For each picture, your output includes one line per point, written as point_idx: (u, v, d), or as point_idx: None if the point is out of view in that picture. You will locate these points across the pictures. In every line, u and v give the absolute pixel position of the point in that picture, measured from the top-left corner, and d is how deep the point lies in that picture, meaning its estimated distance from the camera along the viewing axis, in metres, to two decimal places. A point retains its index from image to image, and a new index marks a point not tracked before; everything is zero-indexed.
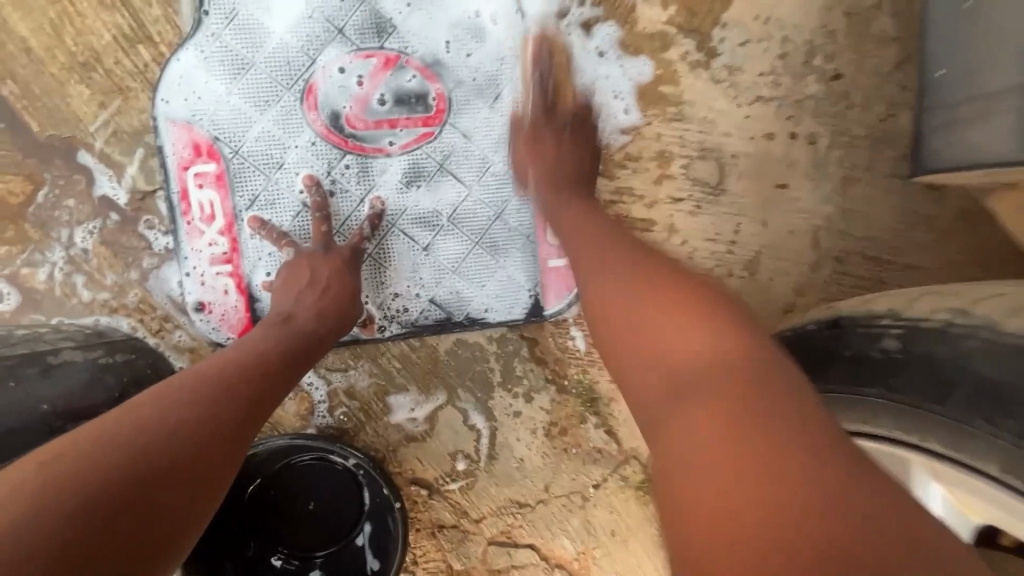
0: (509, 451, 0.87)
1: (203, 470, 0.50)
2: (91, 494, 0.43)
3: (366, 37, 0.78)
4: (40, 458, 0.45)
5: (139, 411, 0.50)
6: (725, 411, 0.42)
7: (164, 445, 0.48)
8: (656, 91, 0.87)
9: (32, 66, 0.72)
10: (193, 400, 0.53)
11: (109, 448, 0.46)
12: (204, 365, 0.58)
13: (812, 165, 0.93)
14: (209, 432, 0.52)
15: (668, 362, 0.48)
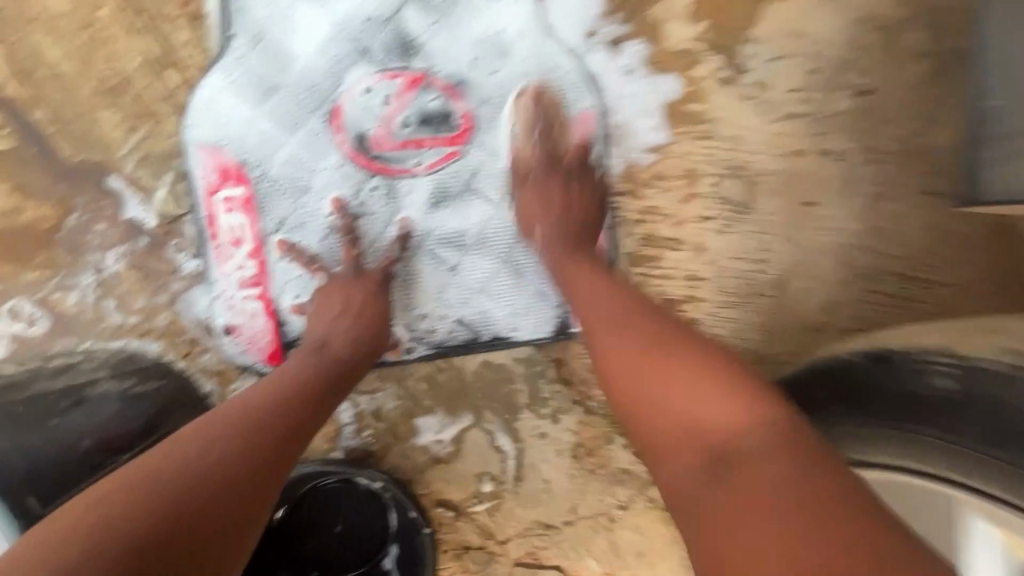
0: (536, 473, 0.87)
1: (242, 506, 0.49)
2: (138, 533, 0.43)
3: (391, 57, 0.77)
4: (88, 500, 0.45)
5: (183, 449, 0.50)
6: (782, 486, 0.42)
7: (205, 482, 0.48)
8: (685, 109, 0.86)
9: (63, 91, 0.72)
10: (232, 433, 0.53)
11: (154, 490, 0.46)
12: (242, 396, 0.58)
13: (842, 182, 0.91)
14: (250, 469, 0.51)
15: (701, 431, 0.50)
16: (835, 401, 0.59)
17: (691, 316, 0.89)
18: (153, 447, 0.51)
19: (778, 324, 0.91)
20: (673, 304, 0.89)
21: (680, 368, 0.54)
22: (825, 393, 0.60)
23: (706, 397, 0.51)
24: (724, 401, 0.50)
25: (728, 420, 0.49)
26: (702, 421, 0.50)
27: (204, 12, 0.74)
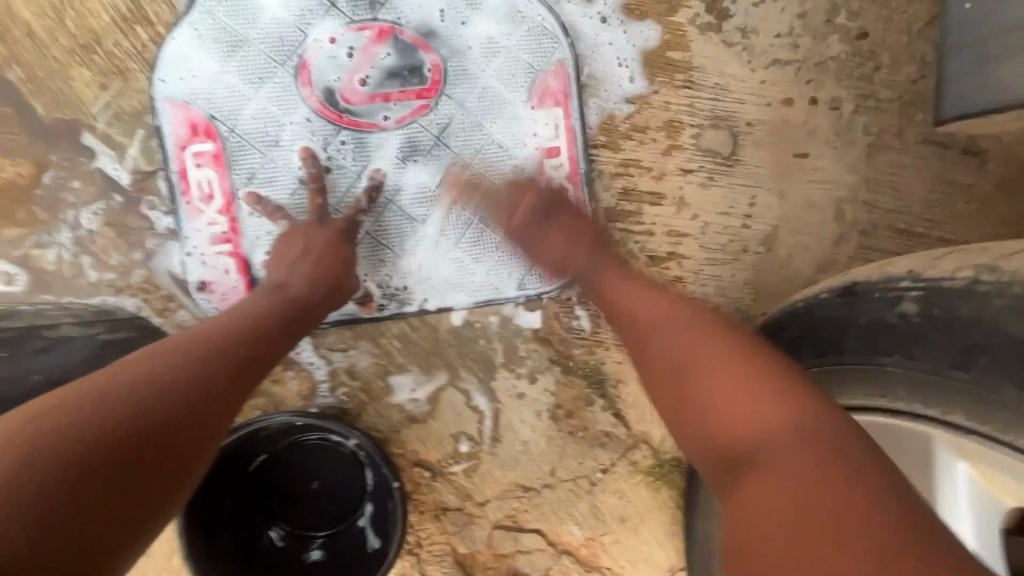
0: (514, 434, 0.85)
1: (190, 431, 0.50)
2: (77, 452, 0.43)
3: (358, 9, 0.76)
4: (20, 416, 0.44)
5: (126, 373, 0.49)
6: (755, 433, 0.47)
7: (150, 405, 0.48)
8: (664, 57, 0.83)
9: (37, 50, 0.74)
10: (179, 362, 0.52)
11: (95, 411, 0.45)
12: (191, 329, 0.58)
13: (834, 132, 0.87)
14: (197, 396, 0.51)
15: (706, 420, 0.51)
16: (807, 344, 0.56)
17: (673, 274, 0.86)
18: (95, 370, 0.50)
19: (766, 282, 0.87)
20: (654, 262, 0.85)
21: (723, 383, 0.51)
22: (796, 334, 0.58)
23: (717, 394, 0.51)
24: (751, 402, 0.48)
25: (749, 421, 0.48)
26: (731, 432, 0.48)
27: None
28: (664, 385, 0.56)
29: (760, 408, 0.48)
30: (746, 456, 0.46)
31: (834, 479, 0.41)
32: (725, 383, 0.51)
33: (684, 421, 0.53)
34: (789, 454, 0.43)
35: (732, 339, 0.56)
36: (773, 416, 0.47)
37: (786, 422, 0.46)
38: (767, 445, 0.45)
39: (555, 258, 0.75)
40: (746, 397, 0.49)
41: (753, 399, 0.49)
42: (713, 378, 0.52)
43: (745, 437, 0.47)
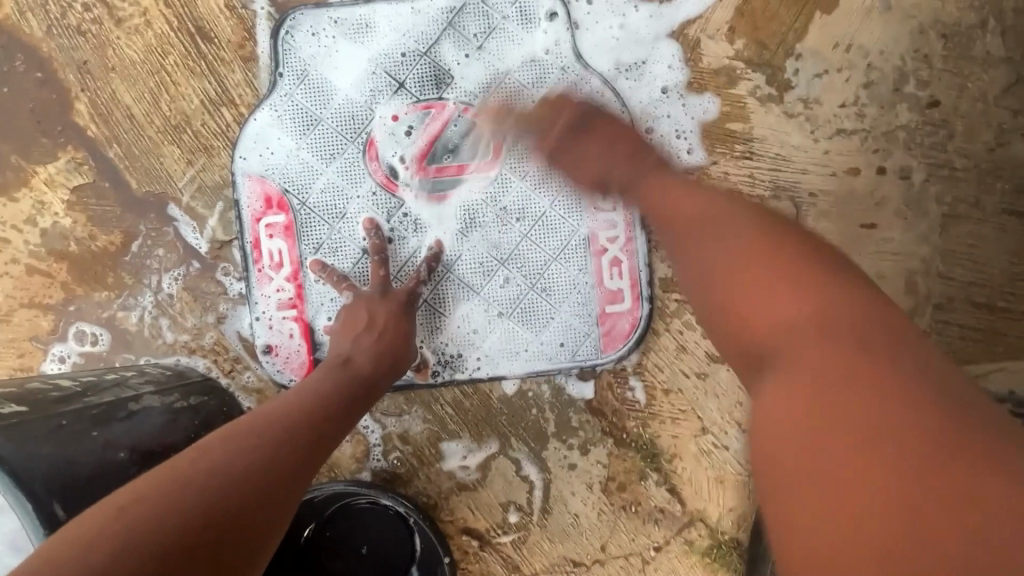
0: (564, 506, 0.84)
1: (263, 520, 0.50)
2: (163, 541, 0.43)
3: (424, 88, 0.80)
4: (109, 511, 0.45)
5: (207, 457, 0.51)
6: (787, 324, 0.46)
7: (228, 494, 0.49)
8: (723, 128, 0.83)
9: (134, 130, 0.80)
10: (253, 444, 0.54)
11: (181, 496, 0.47)
12: (260, 410, 0.59)
13: (905, 203, 0.83)
14: (270, 479, 0.52)
15: (753, 325, 0.48)
16: None
17: None
18: (172, 458, 0.51)
19: None
20: None
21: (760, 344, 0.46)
22: None
23: (774, 299, 0.47)
24: (798, 305, 0.46)
25: (782, 314, 0.47)
26: (765, 330, 0.47)
27: (256, 53, 0.80)
28: (720, 279, 0.52)
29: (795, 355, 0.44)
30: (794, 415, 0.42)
31: (914, 452, 0.37)
32: (775, 284, 0.48)
33: (727, 295, 0.51)
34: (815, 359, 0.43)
35: (775, 239, 0.52)
36: (805, 343, 0.44)
37: (829, 340, 0.43)
38: (790, 337, 0.45)
39: (591, 160, 0.74)
40: (798, 297, 0.46)
41: (796, 300, 0.46)
42: (761, 269, 0.49)
43: (783, 333, 0.46)
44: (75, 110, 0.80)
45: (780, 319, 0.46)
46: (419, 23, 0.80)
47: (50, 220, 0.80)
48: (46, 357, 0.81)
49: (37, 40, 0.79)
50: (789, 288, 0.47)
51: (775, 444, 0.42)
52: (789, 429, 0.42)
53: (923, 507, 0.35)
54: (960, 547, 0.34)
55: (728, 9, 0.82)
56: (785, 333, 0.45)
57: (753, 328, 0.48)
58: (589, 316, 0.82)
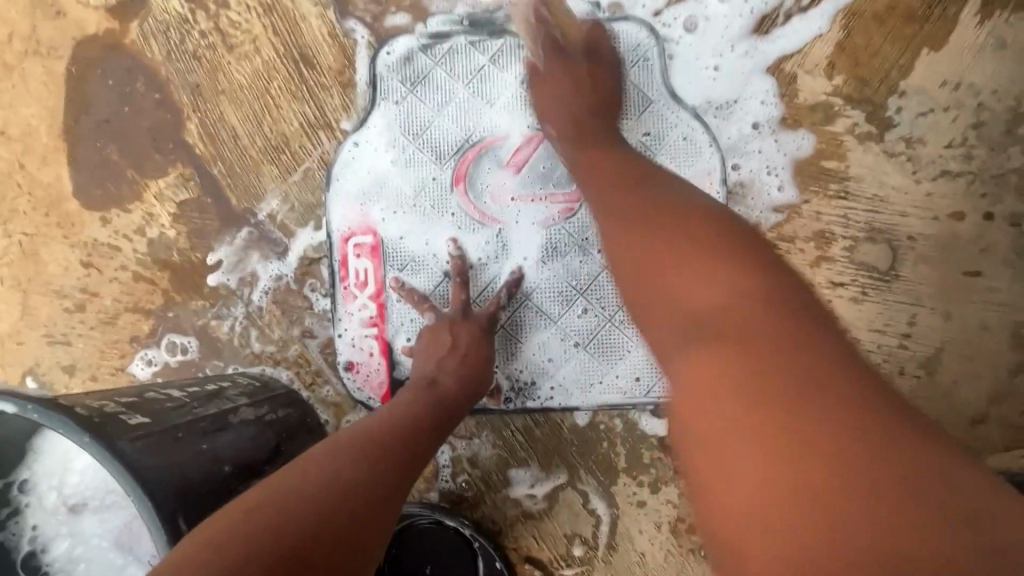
0: (630, 543, 0.82)
1: (364, 537, 0.49)
2: (284, 544, 0.44)
3: (514, 118, 0.81)
4: (211, 522, 0.45)
5: (315, 467, 0.52)
6: (697, 300, 0.48)
7: (336, 504, 0.49)
8: (817, 166, 0.80)
9: (237, 150, 0.85)
10: (353, 457, 0.55)
11: (296, 504, 0.47)
12: (355, 429, 0.60)
13: (1015, 251, 0.78)
14: (372, 495, 0.52)
15: (681, 303, 0.49)
16: None
17: None
18: (277, 470, 0.52)
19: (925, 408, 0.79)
20: None
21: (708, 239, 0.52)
22: None
23: (700, 278, 0.49)
24: (706, 274, 0.49)
25: (693, 290, 0.49)
26: (689, 297, 0.49)
27: (354, 80, 0.83)
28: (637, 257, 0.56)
29: (714, 282, 0.48)
30: (701, 318, 0.47)
31: (841, 437, 0.37)
32: (706, 258, 0.50)
33: (640, 281, 0.54)
34: (751, 325, 0.44)
35: (697, 221, 0.55)
36: (757, 314, 0.44)
37: (731, 293, 0.46)
38: (712, 313, 0.46)
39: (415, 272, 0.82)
40: (700, 269, 0.50)
41: (701, 277, 0.49)
42: (677, 250, 0.52)
43: (694, 310, 0.48)
44: (185, 130, 0.85)
45: (695, 298, 0.48)
46: (514, 54, 0.81)
47: (157, 231, 0.86)
48: (139, 358, 0.86)
49: (157, 63, 0.85)
50: (719, 275, 0.48)
51: (698, 413, 0.42)
52: (708, 407, 0.41)
53: (852, 485, 0.35)
54: (851, 523, 0.34)
55: (828, 45, 0.79)
56: (720, 309, 0.46)
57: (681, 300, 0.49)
58: None
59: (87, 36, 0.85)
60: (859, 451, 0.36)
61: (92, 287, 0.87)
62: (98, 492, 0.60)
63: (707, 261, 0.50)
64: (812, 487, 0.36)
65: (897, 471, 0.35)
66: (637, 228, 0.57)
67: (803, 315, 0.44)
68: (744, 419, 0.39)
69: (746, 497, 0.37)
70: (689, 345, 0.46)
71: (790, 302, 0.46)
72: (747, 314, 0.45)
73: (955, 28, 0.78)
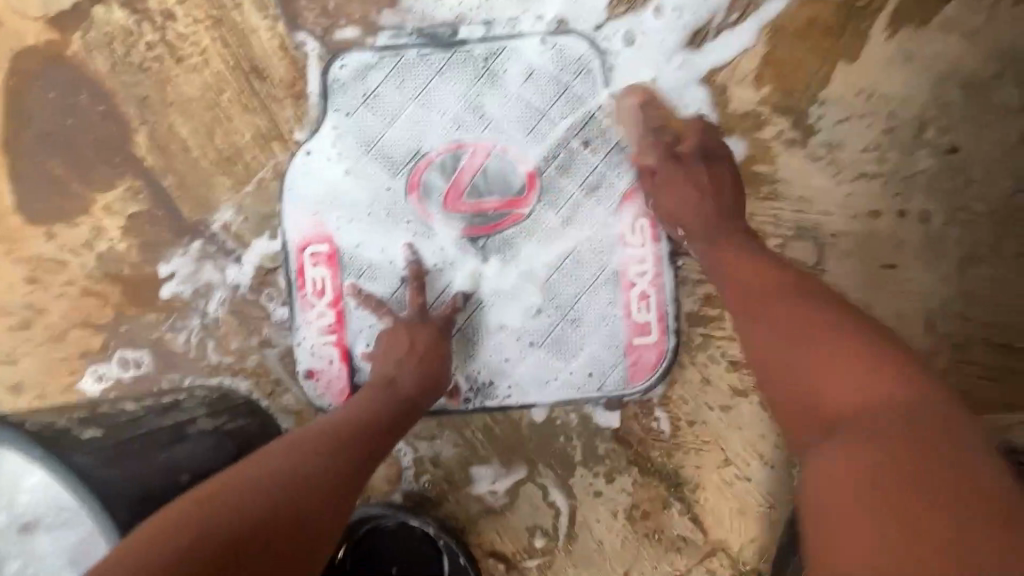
0: (589, 532, 0.86)
1: (314, 529, 0.52)
2: (229, 535, 0.47)
3: (464, 128, 0.84)
4: (175, 505, 0.49)
5: (273, 462, 0.55)
6: (840, 396, 0.52)
7: (287, 498, 0.52)
8: (749, 170, 0.86)
9: (188, 161, 0.85)
10: (311, 452, 0.57)
11: (247, 498, 0.50)
12: (322, 422, 0.63)
13: (925, 244, 0.86)
14: (327, 489, 0.55)
15: (826, 397, 0.53)
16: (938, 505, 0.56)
17: None
18: (240, 462, 0.55)
19: None
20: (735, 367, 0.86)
21: (850, 343, 0.55)
22: None
23: (840, 375, 0.53)
24: (839, 373, 0.53)
25: (842, 386, 0.52)
26: (837, 395, 0.52)
27: (305, 91, 0.84)
28: (765, 360, 0.60)
29: (847, 380, 0.52)
30: (853, 417, 0.50)
31: (922, 473, 0.43)
32: (823, 349, 0.55)
33: (794, 368, 0.57)
34: (877, 420, 0.48)
35: (790, 302, 0.62)
36: (834, 388, 0.52)
37: (897, 393, 0.50)
38: (863, 414, 0.49)
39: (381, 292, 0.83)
40: (838, 365, 0.53)
41: (832, 374, 0.53)
42: (797, 345, 0.57)
43: (851, 409, 0.51)
44: (133, 142, 0.84)
45: (845, 398, 0.51)
46: (463, 66, 0.84)
47: (106, 245, 0.85)
48: (89, 374, 0.85)
49: (101, 75, 0.84)
50: (850, 369, 0.53)
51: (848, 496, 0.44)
52: (852, 495, 0.44)
53: (912, 535, 0.40)
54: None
55: (755, 58, 0.86)
56: (861, 409, 0.50)
57: (830, 401, 0.52)
58: (618, 348, 0.85)
59: (25, 47, 0.83)
60: (916, 500, 0.41)
61: (38, 303, 0.85)
62: (55, 511, 0.61)
63: (828, 357, 0.54)
64: (890, 540, 0.40)
65: (951, 519, 0.40)
66: (775, 316, 0.61)
67: (847, 377, 0.52)
68: (885, 492, 0.43)
69: (877, 557, 0.40)
70: (842, 434, 0.49)
71: (886, 377, 0.51)
72: (932, 398, 0.49)
73: (866, 42, 0.86)
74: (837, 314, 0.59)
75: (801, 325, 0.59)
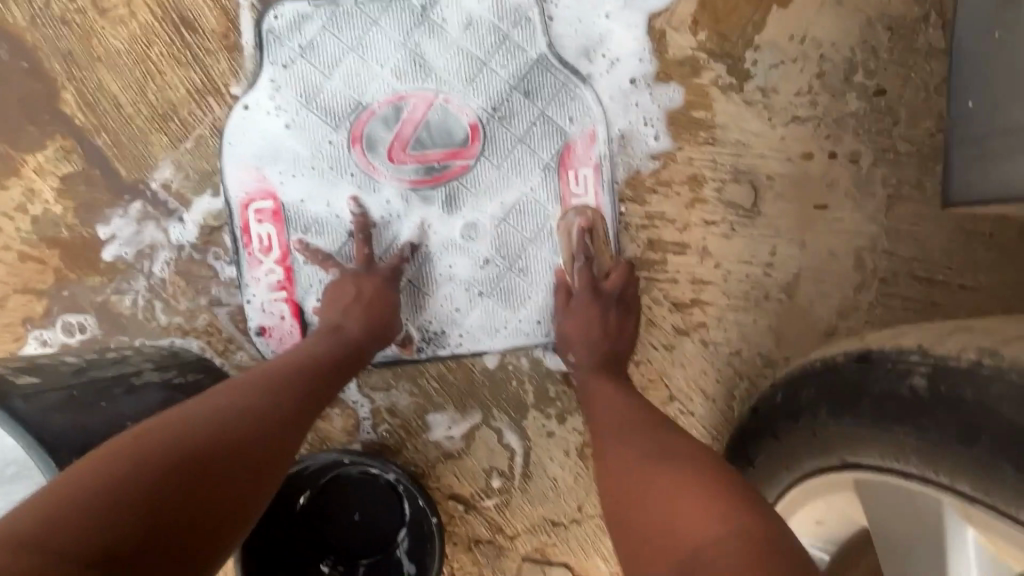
0: (543, 470, 0.90)
1: (260, 449, 0.58)
2: (176, 452, 0.52)
3: (405, 79, 0.84)
4: (125, 431, 0.54)
5: (215, 401, 0.59)
6: (686, 532, 0.51)
7: (231, 425, 0.57)
8: (688, 116, 0.88)
9: (121, 119, 0.82)
10: (253, 392, 0.62)
11: (190, 427, 0.55)
12: (266, 367, 0.67)
13: (854, 185, 0.90)
14: (270, 421, 0.60)
15: (673, 540, 0.52)
16: (826, 403, 0.61)
17: (696, 320, 0.90)
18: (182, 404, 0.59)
19: (788, 326, 0.91)
20: (678, 308, 0.90)
21: (689, 481, 0.56)
22: (815, 395, 0.63)
23: (679, 517, 0.53)
24: (686, 514, 0.53)
25: (681, 526, 0.52)
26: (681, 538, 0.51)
27: (240, 44, 0.83)
28: (624, 503, 0.59)
29: (686, 515, 0.52)
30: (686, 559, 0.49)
31: None
32: (664, 480, 0.57)
33: (640, 500, 0.58)
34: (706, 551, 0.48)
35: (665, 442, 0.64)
36: (679, 524, 0.52)
37: (729, 523, 0.50)
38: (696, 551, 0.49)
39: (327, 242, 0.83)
40: (682, 502, 0.54)
41: (678, 503, 0.54)
42: (643, 477, 0.59)
43: (690, 541, 0.50)
44: (61, 100, 0.82)
45: (682, 536, 0.51)
46: (401, 15, 0.83)
47: (41, 208, 0.83)
48: (33, 339, 0.84)
49: (22, 30, 0.81)
50: (688, 502, 0.54)
51: None
52: None
53: None
54: None
55: (692, 4, 0.87)
56: (708, 539, 0.49)
57: (668, 535, 0.52)
58: None
59: None
60: None
61: None
62: None
63: (672, 489, 0.56)
64: None
65: None
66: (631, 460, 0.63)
67: (691, 500, 0.53)
68: None
69: None
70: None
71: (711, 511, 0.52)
72: (761, 522, 0.50)
73: None
74: (685, 441, 0.64)
75: (658, 447, 0.63)
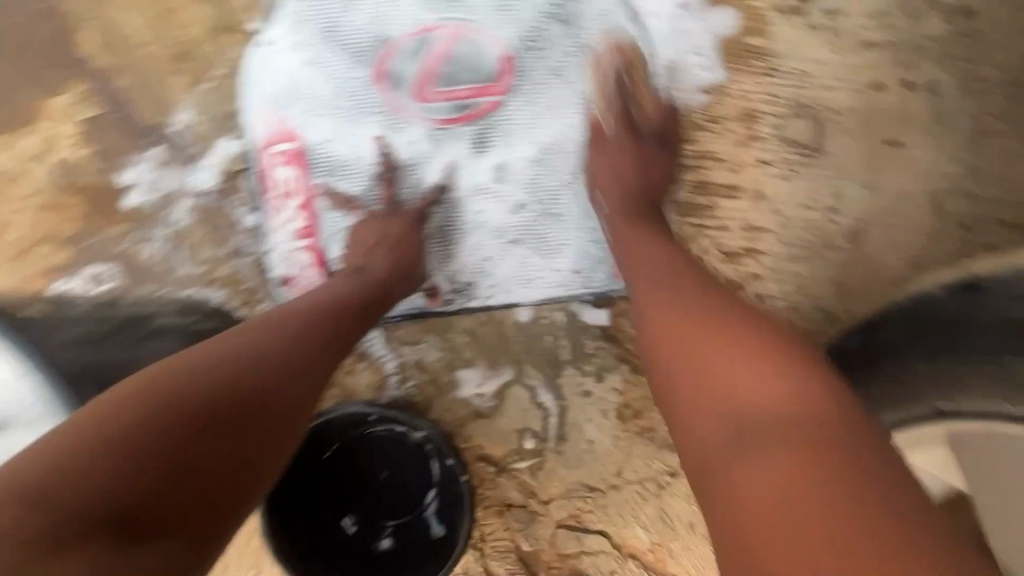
0: (580, 432, 0.84)
1: (280, 399, 0.53)
2: (188, 408, 0.48)
3: (429, 8, 0.77)
4: (128, 381, 0.50)
5: (224, 346, 0.54)
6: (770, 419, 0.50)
7: (245, 374, 0.52)
8: (742, 44, 0.79)
9: (140, 60, 0.79)
10: (267, 335, 0.56)
11: (199, 376, 0.50)
12: (280, 309, 0.61)
13: (933, 119, 0.80)
14: (288, 368, 0.55)
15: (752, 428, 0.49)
16: None
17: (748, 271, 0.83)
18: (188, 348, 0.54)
19: (853, 279, 0.82)
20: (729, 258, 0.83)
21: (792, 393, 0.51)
22: None
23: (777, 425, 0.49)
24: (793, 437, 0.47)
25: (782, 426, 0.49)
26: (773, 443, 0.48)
27: None
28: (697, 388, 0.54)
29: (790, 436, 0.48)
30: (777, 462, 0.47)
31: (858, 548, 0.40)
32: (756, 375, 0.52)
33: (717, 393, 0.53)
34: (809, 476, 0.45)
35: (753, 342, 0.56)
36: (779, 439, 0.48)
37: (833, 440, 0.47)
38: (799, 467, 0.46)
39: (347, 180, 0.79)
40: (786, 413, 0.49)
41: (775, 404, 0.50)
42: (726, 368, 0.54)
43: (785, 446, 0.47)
44: (81, 41, 0.79)
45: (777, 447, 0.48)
46: None
47: (64, 153, 0.81)
48: (55, 288, 0.82)
49: None
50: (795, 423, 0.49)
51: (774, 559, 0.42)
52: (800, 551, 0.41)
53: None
54: None
55: None
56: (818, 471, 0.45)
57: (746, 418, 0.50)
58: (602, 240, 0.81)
59: None
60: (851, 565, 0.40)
61: None
62: None
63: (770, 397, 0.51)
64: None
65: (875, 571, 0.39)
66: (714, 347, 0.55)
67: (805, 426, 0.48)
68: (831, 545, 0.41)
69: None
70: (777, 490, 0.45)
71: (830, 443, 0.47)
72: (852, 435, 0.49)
73: None
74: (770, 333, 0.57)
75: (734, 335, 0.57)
